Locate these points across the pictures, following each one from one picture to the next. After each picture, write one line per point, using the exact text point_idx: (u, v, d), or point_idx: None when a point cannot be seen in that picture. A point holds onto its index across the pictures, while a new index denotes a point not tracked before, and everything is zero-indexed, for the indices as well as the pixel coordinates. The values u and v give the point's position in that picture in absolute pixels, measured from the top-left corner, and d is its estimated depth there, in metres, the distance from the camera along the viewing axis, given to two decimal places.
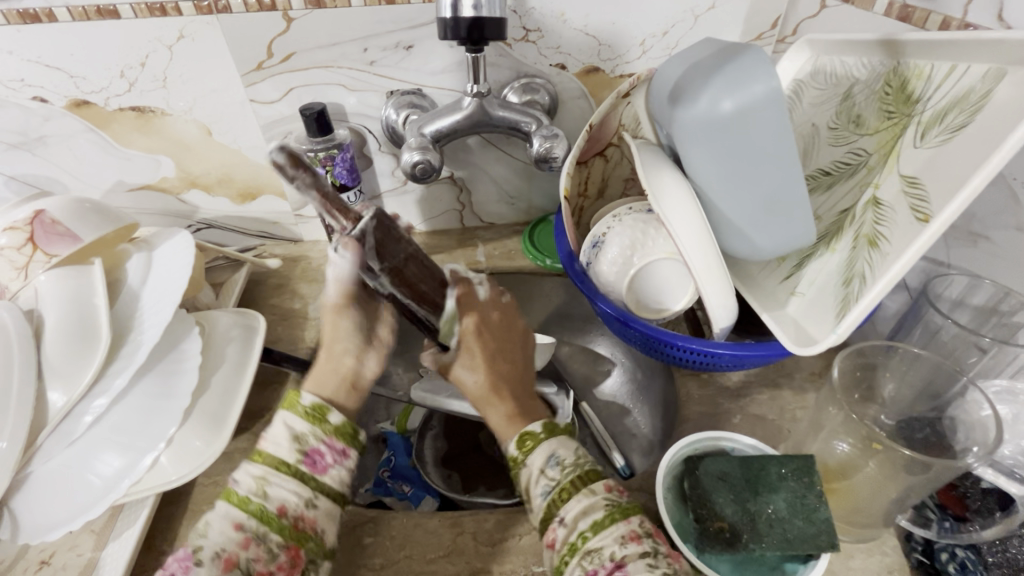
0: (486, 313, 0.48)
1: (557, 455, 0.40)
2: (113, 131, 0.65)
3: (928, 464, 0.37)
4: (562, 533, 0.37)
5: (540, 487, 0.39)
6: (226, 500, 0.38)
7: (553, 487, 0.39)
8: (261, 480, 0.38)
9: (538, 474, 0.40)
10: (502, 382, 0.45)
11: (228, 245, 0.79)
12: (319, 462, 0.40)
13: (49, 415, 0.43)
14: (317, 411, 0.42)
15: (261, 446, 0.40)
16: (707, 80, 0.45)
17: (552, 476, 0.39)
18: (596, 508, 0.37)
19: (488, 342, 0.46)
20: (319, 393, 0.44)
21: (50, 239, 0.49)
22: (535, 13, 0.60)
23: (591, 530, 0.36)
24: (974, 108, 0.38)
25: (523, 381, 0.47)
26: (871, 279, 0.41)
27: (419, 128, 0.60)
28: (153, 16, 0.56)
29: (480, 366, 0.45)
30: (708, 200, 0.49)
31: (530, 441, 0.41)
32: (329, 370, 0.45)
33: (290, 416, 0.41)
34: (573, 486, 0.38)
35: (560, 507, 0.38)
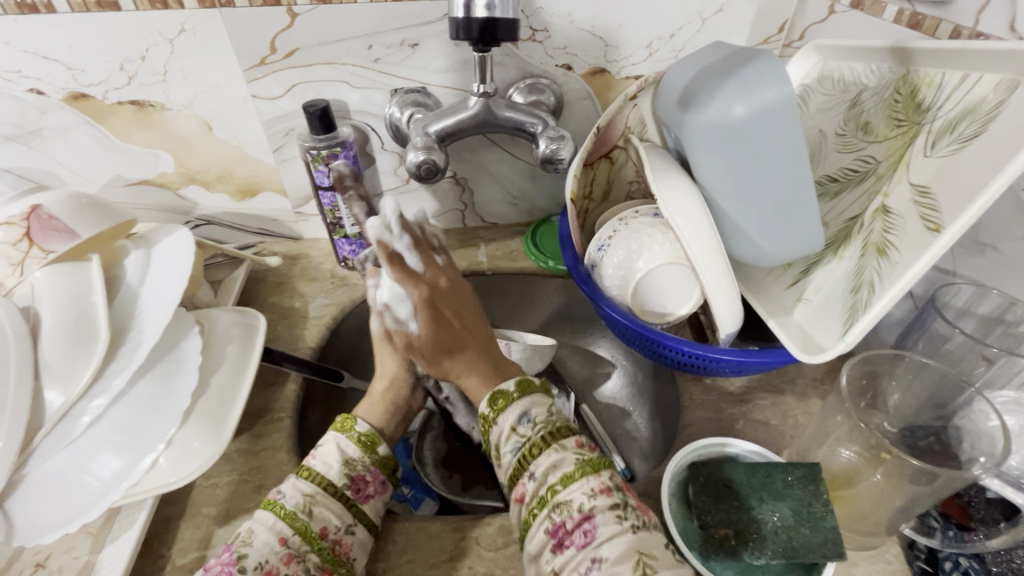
0: (433, 284, 0.51)
1: (530, 413, 0.43)
2: (111, 125, 0.63)
3: (935, 475, 0.38)
4: (532, 486, 0.40)
5: (512, 445, 0.42)
6: (272, 513, 0.41)
7: (523, 443, 0.42)
8: (310, 498, 0.42)
9: (510, 431, 0.43)
10: (459, 346, 0.49)
11: (226, 241, 0.78)
12: (363, 490, 0.45)
13: (46, 416, 0.42)
14: (369, 440, 0.47)
15: (310, 465, 0.45)
16: (718, 87, 0.45)
17: (527, 433, 0.42)
18: (567, 462, 0.40)
19: (441, 310, 0.50)
20: (370, 422, 0.50)
21: (46, 234, 0.48)
22: (542, 12, 0.60)
23: (561, 483, 0.39)
24: (986, 119, 0.38)
25: (489, 347, 0.50)
26: (880, 288, 0.40)
27: (424, 127, 0.59)
28: (155, 9, 0.55)
29: (440, 336, 0.49)
30: (715, 205, 0.49)
31: (501, 399, 0.44)
32: (382, 402, 0.51)
33: (344, 441, 0.47)
34: (543, 441, 0.41)
35: (531, 461, 0.41)
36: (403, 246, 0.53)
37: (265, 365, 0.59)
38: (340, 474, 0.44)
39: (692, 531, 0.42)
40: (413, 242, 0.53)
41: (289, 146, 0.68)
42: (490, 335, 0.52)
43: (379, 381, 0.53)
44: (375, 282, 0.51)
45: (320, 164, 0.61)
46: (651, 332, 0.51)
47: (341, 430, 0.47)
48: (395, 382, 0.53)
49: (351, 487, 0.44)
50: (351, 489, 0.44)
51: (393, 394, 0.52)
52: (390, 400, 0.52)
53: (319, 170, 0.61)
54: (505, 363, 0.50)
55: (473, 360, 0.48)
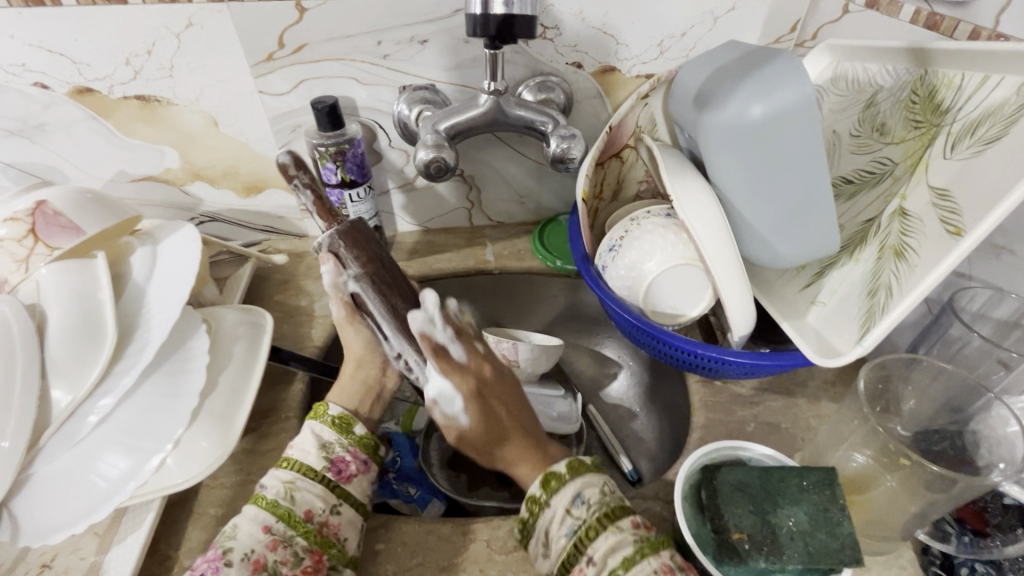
0: (480, 374, 0.49)
1: (583, 494, 0.41)
2: (117, 120, 0.63)
3: (953, 481, 0.37)
4: (591, 573, 0.37)
5: (566, 526, 0.40)
6: (255, 505, 0.41)
7: (578, 526, 0.39)
8: (289, 484, 0.42)
9: (564, 513, 0.40)
10: (511, 436, 0.47)
11: (231, 238, 0.77)
12: (343, 471, 0.45)
13: (53, 414, 0.42)
14: (342, 421, 0.48)
15: (289, 455, 0.45)
16: (736, 86, 0.44)
17: (578, 515, 0.40)
18: (625, 544, 0.38)
19: (489, 403, 0.48)
20: (343, 404, 0.51)
21: (51, 231, 0.48)
22: (554, 10, 0.59)
23: (622, 568, 0.36)
24: (1009, 121, 0.37)
25: (533, 430, 0.48)
26: (899, 292, 0.40)
27: (433, 124, 0.58)
28: (162, 3, 0.55)
29: (490, 428, 0.47)
30: (730, 206, 0.48)
31: (553, 481, 0.42)
32: (351, 382, 0.53)
33: (318, 425, 0.47)
34: (599, 524, 0.39)
35: (587, 547, 0.38)
36: (368, 228, 0.51)
37: (272, 364, 0.59)
38: (318, 457, 0.45)
39: (706, 534, 0.41)
40: (455, 330, 0.49)
41: (296, 143, 0.67)
42: (537, 424, 0.49)
43: (350, 362, 0.54)
44: (329, 271, 0.51)
45: (299, 170, 0.47)
46: (662, 333, 0.50)
47: (315, 417, 0.48)
48: (364, 361, 0.54)
49: (332, 469, 0.44)
50: (331, 471, 0.44)
51: (361, 375, 0.54)
52: (361, 381, 0.53)
53: (295, 177, 0.47)
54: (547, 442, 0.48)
55: (524, 446, 0.46)
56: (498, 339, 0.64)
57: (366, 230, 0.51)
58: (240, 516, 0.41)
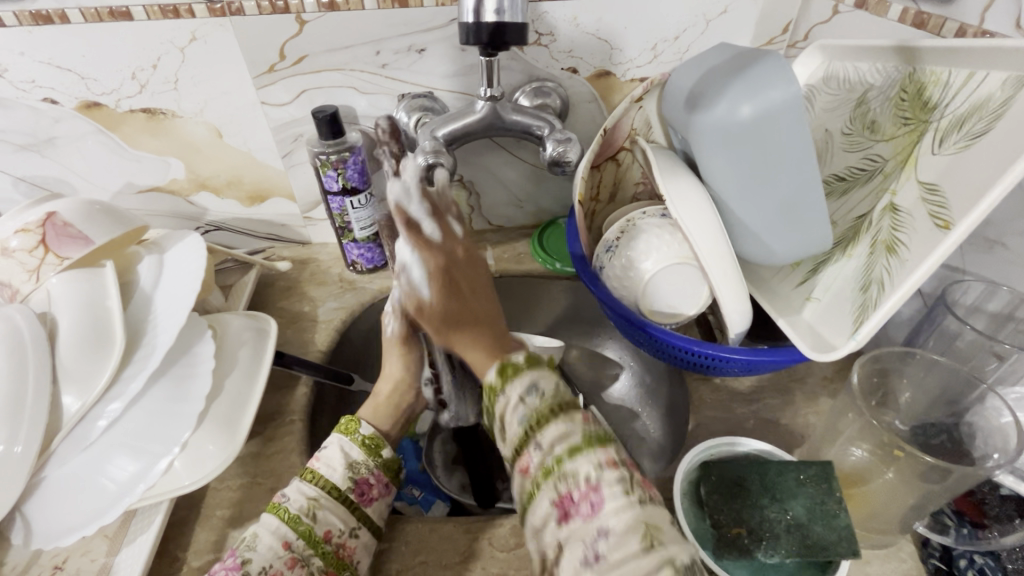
0: (451, 254, 0.44)
1: (538, 384, 0.38)
2: (124, 133, 0.64)
3: (948, 471, 0.38)
4: (537, 456, 0.35)
5: (518, 413, 0.37)
6: (275, 518, 0.41)
7: (530, 414, 0.36)
8: (313, 502, 0.42)
9: (517, 401, 0.37)
10: (473, 316, 0.42)
11: (235, 247, 0.79)
12: (366, 493, 0.45)
13: (64, 419, 0.43)
14: (373, 444, 0.47)
15: (314, 467, 0.45)
16: (725, 86, 0.45)
17: (533, 402, 0.37)
18: (574, 432, 0.35)
19: (457, 280, 0.43)
20: (374, 424, 0.49)
21: (61, 242, 0.49)
22: (547, 17, 0.60)
23: (567, 453, 0.35)
24: (993, 116, 0.38)
25: (502, 334, 0.42)
26: (890, 286, 0.41)
27: (431, 131, 0.59)
28: (166, 18, 0.56)
29: (451, 303, 0.42)
30: (723, 205, 0.49)
31: (511, 369, 0.38)
32: (388, 405, 0.51)
33: (348, 442, 0.47)
34: (552, 412, 0.36)
35: (537, 432, 0.36)
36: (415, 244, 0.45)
37: (276, 369, 0.60)
38: (343, 477, 0.45)
39: (705, 530, 0.42)
40: (433, 208, 0.46)
41: (297, 152, 0.68)
42: (498, 319, 0.43)
43: (386, 383, 0.52)
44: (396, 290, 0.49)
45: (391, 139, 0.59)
46: (663, 334, 0.51)
47: (345, 433, 0.47)
48: (401, 385, 0.52)
49: (355, 490, 0.45)
50: (354, 492, 0.45)
51: (397, 397, 0.51)
52: (394, 404, 0.51)
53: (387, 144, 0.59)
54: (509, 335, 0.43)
55: (483, 340, 0.41)
56: None
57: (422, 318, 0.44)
58: (259, 525, 0.42)
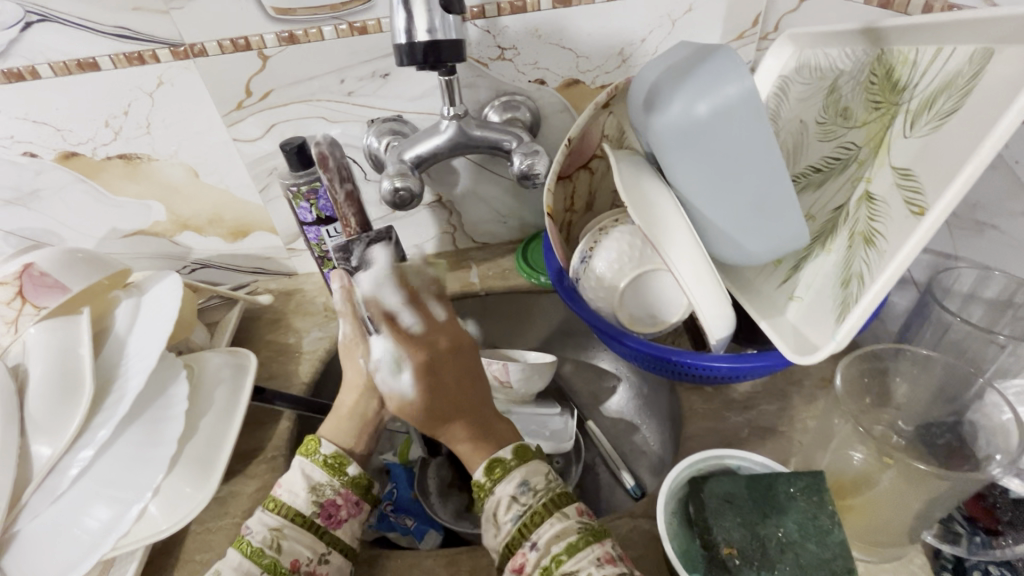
0: (433, 347, 0.46)
1: (528, 481, 0.41)
2: (103, 179, 0.65)
3: (949, 477, 0.35)
4: (533, 556, 0.38)
5: (511, 513, 0.40)
6: (238, 551, 0.41)
7: (524, 512, 0.40)
8: (277, 532, 0.42)
9: (510, 500, 0.40)
10: (459, 411, 0.45)
11: (222, 283, 0.79)
12: (334, 515, 0.44)
13: (34, 470, 0.42)
14: (336, 462, 0.46)
15: (278, 495, 0.45)
16: (678, 85, 0.44)
17: (525, 501, 0.40)
18: (569, 532, 0.38)
19: (444, 378, 0.45)
20: (337, 442, 0.48)
21: (39, 292, 0.49)
22: (509, 31, 0.59)
23: (566, 553, 0.37)
24: (963, 91, 0.36)
25: (482, 406, 0.46)
26: (870, 279, 0.38)
27: (399, 154, 0.59)
28: (132, 65, 0.57)
29: (432, 404, 0.44)
30: (691, 207, 0.47)
31: (499, 467, 0.42)
32: (348, 419, 0.49)
33: (308, 464, 0.46)
34: (546, 509, 0.40)
35: (531, 532, 0.39)
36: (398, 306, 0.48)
37: (257, 404, 0.59)
38: (307, 502, 0.44)
39: (695, 552, 0.39)
40: (410, 295, 0.49)
41: (273, 185, 0.69)
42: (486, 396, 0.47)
43: (351, 392, 0.50)
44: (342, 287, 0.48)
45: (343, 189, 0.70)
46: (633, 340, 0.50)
47: (306, 454, 0.46)
48: (364, 394, 0.50)
49: (322, 513, 0.44)
50: (321, 516, 0.44)
51: (362, 407, 0.50)
52: (357, 415, 0.49)
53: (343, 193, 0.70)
54: (496, 420, 0.46)
55: (469, 425, 0.45)
56: (488, 360, 0.63)
57: (400, 307, 0.48)
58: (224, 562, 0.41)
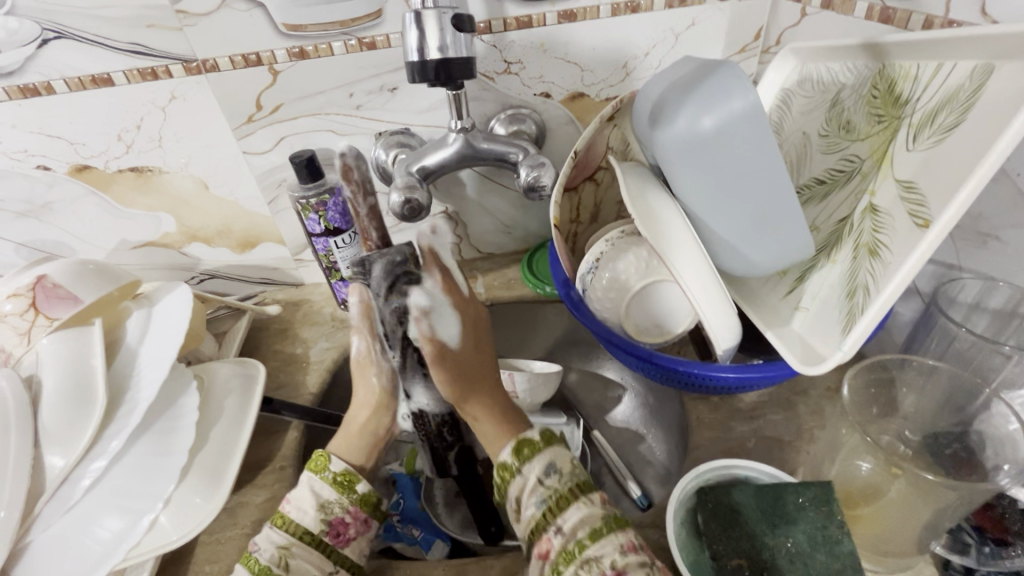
0: (477, 313, 0.48)
1: (554, 464, 0.41)
2: (114, 192, 0.66)
3: (957, 488, 0.36)
4: (559, 540, 0.38)
5: (536, 496, 0.40)
6: (246, 569, 0.41)
7: (550, 496, 0.39)
8: (284, 551, 0.42)
9: (535, 483, 0.40)
10: (478, 378, 0.46)
11: (230, 293, 0.80)
12: (342, 534, 0.45)
13: (48, 481, 0.43)
14: (344, 479, 0.46)
15: (285, 512, 0.45)
16: (685, 98, 0.44)
17: (552, 484, 0.40)
18: (594, 517, 0.38)
19: (481, 339, 0.48)
20: (348, 460, 0.48)
21: (51, 303, 0.49)
22: (515, 45, 0.60)
23: (589, 539, 0.37)
24: (965, 106, 0.37)
25: (499, 388, 0.47)
26: (875, 291, 0.39)
27: (406, 167, 0.60)
28: (146, 81, 0.58)
29: (470, 366, 0.46)
30: (697, 219, 0.48)
31: (527, 448, 0.41)
32: (357, 437, 0.50)
33: (318, 481, 0.46)
34: (572, 493, 0.39)
35: (557, 515, 0.39)
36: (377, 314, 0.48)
37: (265, 415, 0.59)
38: (316, 520, 0.44)
39: (704, 562, 0.39)
40: (432, 303, 0.46)
41: (282, 197, 0.69)
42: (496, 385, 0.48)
43: (362, 411, 0.51)
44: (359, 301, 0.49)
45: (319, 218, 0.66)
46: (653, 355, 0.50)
47: (315, 471, 0.46)
48: (376, 411, 0.51)
49: (330, 531, 0.44)
50: (330, 535, 0.44)
51: (374, 423, 0.50)
52: (366, 432, 0.50)
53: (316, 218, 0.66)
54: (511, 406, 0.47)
55: (490, 404, 0.46)
56: (494, 370, 0.63)
57: (429, 307, 0.45)
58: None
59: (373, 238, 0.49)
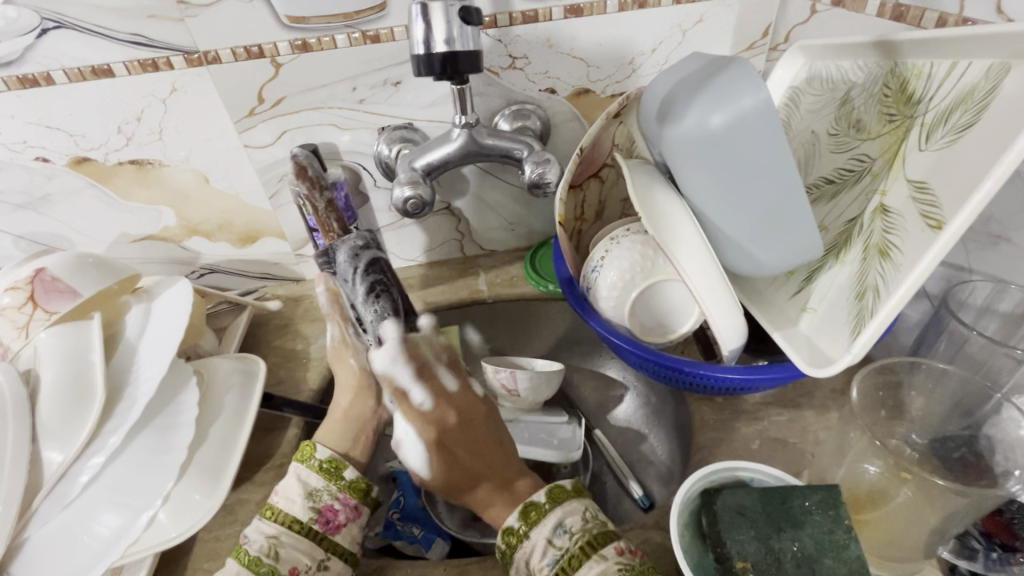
0: (441, 420, 0.49)
1: (564, 524, 0.42)
2: (114, 185, 0.66)
3: (967, 492, 0.35)
4: None
5: (547, 557, 0.41)
6: (236, 559, 0.41)
7: (561, 555, 0.41)
8: (273, 540, 0.42)
9: (546, 545, 0.41)
10: (478, 473, 0.48)
11: (230, 289, 0.79)
12: (331, 520, 0.45)
13: (45, 476, 0.42)
14: (334, 467, 0.48)
15: (274, 503, 0.45)
16: (694, 96, 0.44)
17: (562, 544, 0.41)
18: (610, 574, 0.39)
19: (454, 452, 0.48)
20: (333, 448, 0.51)
21: (49, 296, 0.49)
22: (520, 40, 0.59)
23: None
24: (980, 106, 0.36)
25: (508, 459, 0.49)
26: (886, 292, 0.38)
27: (410, 162, 0.60)
28: (146, 72, 0.57)
29: (450, 477, 0.48)
30: (705, 218, 0.47)
31: (533, 513, 0.43)
32: (340, 424, 0.53)
33: (304, 471, 0.47)
34: (584, 552, 0.40)
35: (574, 574, 0.39)
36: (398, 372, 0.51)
37: (265, 411, 0.59)
38: (304, 509, 0.44)
39: (708, 564, 0.38)
40: (419, 369, 0.51)
41: (283, 191, 0.69)
42: (507, 454, 0.49)
43: (346, 396, 0.55)
44: (325, 293, 0.57)
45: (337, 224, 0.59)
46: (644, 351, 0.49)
47: (301, 461, 0.48)
48: (360, 397, 0.55)
49: (318, 519, 0.44)
50: (318, 522, 0.44)
51: (357, 408, 0.55)
52: (352, 420, 0.54)
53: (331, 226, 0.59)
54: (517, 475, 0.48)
55: (497, 488, 0.47)
56: (496, 368, 0.63)
57: (410, 383, 0.50)
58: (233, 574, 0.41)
59: (335, 229, 0.59)
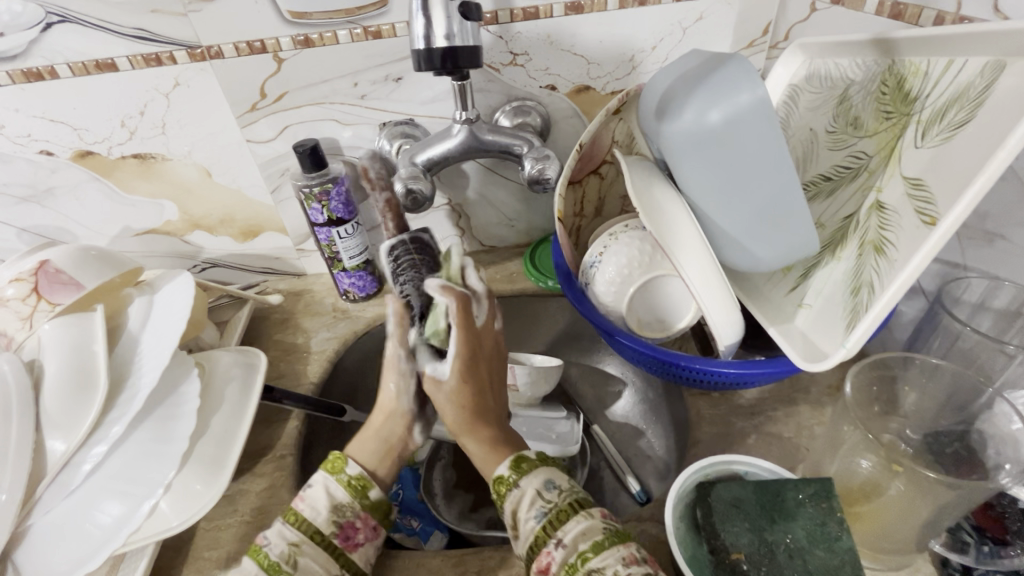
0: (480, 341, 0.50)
1: (554, 481, 0.42)
2: (117, 178, 0.66)
3: (957, 486, 0.36)
4: (559, 554, 0.38)
5: (536, 510, 0.41)
6: (253, 562, 0.41)
7: (548, 510, 0.40)
8: (295, 548, 0.42)
9: (535, 495, 0.41)
10: (478, 409, 0.48)
11: (232, 283, 0.80)
12: (351, 537, 0.44)
13: (48, 465, 0.43)
14: (359, 483, 0.46)
15: (298, 509, 0.44)
16: (693, 92, 0.44)
17: (551, 499, 0.41)
18: (595, 530, 0.39)
19: (480, 372, 0.49)
20: (361, 462, 0.48)
21: (53, 288, 0.49)
22: (521, 37, 0.60)
23: (592, 551, 0.37)
24: (975, 104, 0.36)
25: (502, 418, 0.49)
26: (880, 288, 0.39)
27: (410, 158, 0.60)
28: (149, 66, 0.58)
29: (464, 392, 0.48)
30: (703, 213, 0.48)
31: (525, 463, 0.44)
32: (373, 440, 0.50)
33: (331, 481, 0.46)
34: (571, 508, 0.40)
35: (558, 529, 0.39)
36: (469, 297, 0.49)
37: (265, 403, 0.59)
38: (327, 520, 0.44)
39: (703, 557, 0.39)
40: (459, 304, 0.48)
41: (285, 186, 0.69)
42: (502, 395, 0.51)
43: (378, 413, 0.51)
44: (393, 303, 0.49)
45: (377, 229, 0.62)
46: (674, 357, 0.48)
47: (331, 471, 0.47)
48: (392, 416, 0.51)
49: (340, 534, 0.44)
50: (339, 537, 0.44)
51: (388, 428, 0.50)
52: (383, 438, 0.50)
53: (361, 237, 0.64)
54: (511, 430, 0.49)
55: (485, 433, 0.47)
56: None
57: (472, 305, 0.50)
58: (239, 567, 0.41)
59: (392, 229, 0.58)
